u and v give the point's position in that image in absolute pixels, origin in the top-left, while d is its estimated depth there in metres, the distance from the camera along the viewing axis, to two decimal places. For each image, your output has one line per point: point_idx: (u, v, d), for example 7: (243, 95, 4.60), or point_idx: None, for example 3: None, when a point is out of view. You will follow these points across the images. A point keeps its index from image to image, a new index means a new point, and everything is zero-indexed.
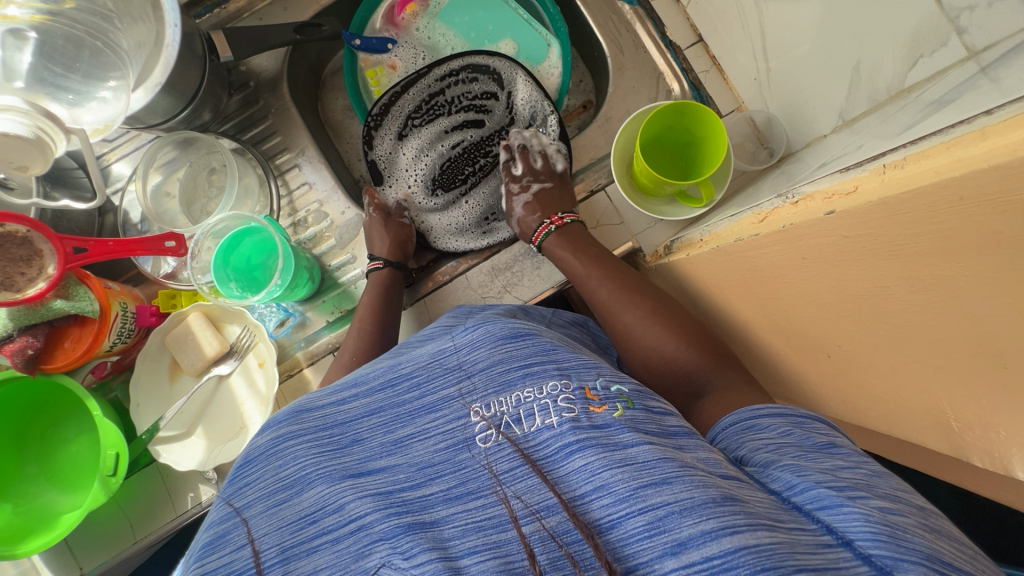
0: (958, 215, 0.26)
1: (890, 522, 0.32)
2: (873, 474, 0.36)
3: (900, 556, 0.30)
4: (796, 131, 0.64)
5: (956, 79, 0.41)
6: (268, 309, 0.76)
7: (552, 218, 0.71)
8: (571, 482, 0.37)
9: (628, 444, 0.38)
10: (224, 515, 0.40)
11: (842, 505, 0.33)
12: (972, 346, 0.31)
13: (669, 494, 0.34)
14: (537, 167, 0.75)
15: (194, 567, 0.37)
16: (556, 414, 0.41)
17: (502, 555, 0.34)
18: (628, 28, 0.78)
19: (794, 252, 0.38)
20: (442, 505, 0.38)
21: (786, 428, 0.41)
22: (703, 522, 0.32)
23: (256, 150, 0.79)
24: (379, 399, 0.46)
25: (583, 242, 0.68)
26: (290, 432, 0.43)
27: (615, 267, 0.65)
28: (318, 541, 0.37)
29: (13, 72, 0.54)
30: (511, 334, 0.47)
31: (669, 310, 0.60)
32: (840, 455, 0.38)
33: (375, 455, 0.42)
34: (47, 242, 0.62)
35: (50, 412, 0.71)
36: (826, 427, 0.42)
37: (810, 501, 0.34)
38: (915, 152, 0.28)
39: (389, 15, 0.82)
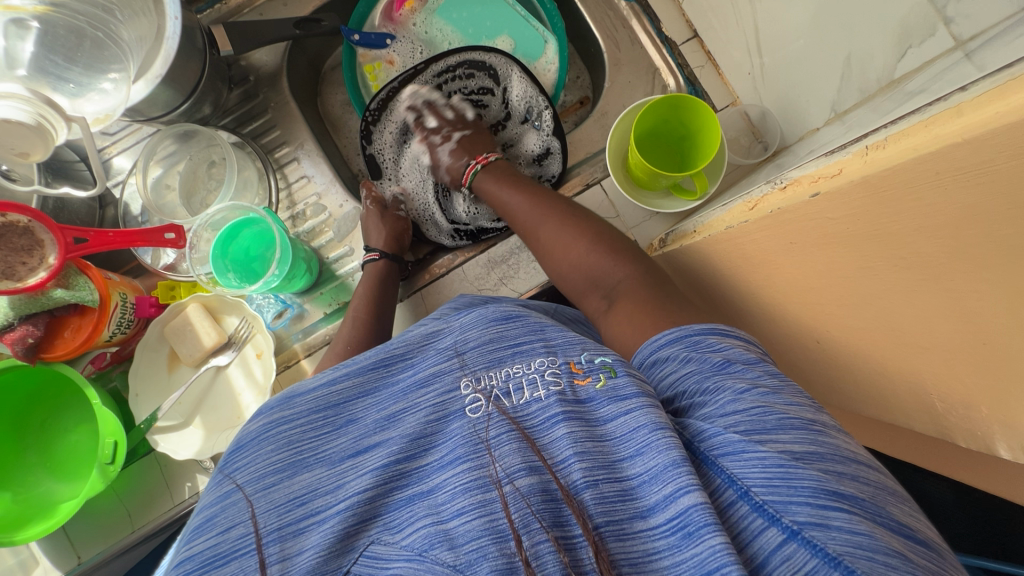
0: (936, 191, 0.26)
1: (782, 461, 0.33)
2: (767, 395, 0.38)
3: (788, 499, 0.32)
4: (789, 124, 0.65)
5: (942, 67, 0.42)
6: (266, 300, 0.77)
7: (478, 158, 0.74)
8: (554, 449, 0.39)
9: (607, 417, 0.41)
10: (218, 497, 0.41)
11: (744, 450, 0.35)
12: (953, 323, 0.31)
13: (641, 464, 0.37)
14: (451, 118, 0.79)
15: (182, 549, 0.38)
16: (544, 387, 0.43)
17: (488, 513, 0.36)
18: (624, 24, 0.79)
19: (782, 237, 0.39)
20: (437, 473, 0.40)
21: (682, 355, 0.43)
22: (665, 487, 0.35)
23: (256, 143, 0.80)
24: (370, 380, 0.47)
25: (507, 175, 0.71)
26: (281, 418, 0.44)
27: (540, 191, 0.67)
28: (305, 523, 0.39)
29: (15, 60, 0.55)
30: (502, 316, 0.49)
31: (578, 221, 0.62)
32: (736, 378, 0.40)
33: (369, 432, 0.44)
34: (48, 233, 0.63)
35: (50, 402, 0.71)
36: (720, 339, 0.44)
37: (716, 447, 0.36)
38: (895, 131, 0.28)
39: (387, 11, 0.83)
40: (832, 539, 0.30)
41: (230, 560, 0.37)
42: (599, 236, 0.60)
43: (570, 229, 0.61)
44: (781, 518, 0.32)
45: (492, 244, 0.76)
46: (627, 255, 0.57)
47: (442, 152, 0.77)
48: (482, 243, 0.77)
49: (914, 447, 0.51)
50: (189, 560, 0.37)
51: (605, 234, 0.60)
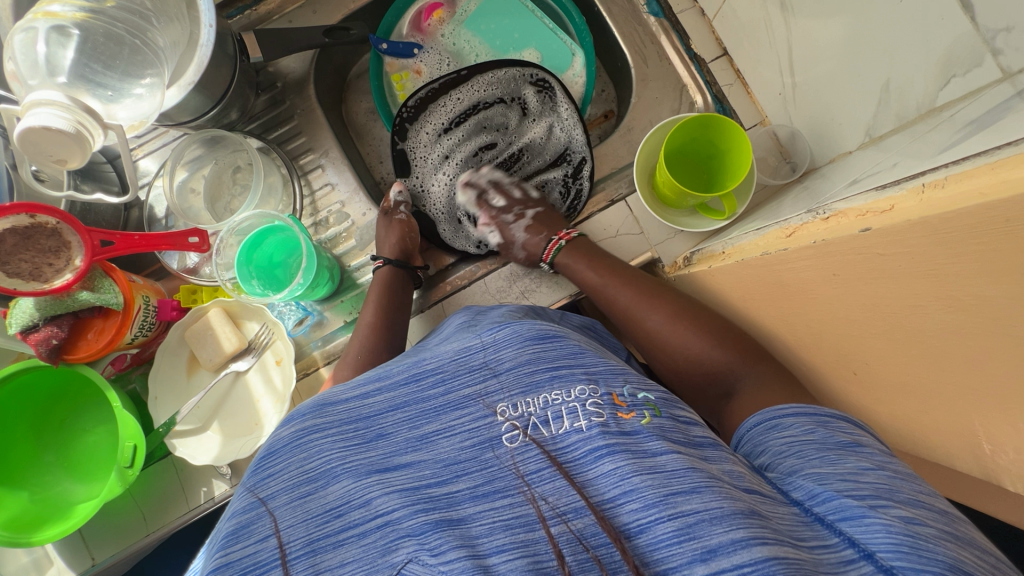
0: (1002, 236, 0.26)
1: (911, 532, 0.34)
2: (896, 476, 0.39)
3: (923, 568, 0.32)
4: (819, 146, 0.64)
5: (992, 100, 0.41)
6: (287, 307, 0.77)
7: (559, 234, 0.71)
8: (599, 486, 0.39)
9: (656, 452, 0.40)
10: (248, 505, 0.40)
11: (865, 515, 0.35)
12: (1010, 368, 0.30)
13: (698, 503, 0.36)
14: (517, 196, 0.77)
15: (217, 555, 0.37)
16: (585, 418, 0.42)
17: (531, 554, 0.36)
18: (653, 39, 0.78)
19: (825, 268, 0.38)
20: (470, 502, 0.39)
21: (809, 428, 0.44)
22: (733, 531, 0.34)
23: (281, 149, 0.80)
24: (403, 395, 0.46)
25: (594, 254, 0.68)
26: (314, 425, 0.43)
27: (632, 274, 0.65)
28: (344, 535, 0.38)
29: (57, 68, 0.54)
30: (538, 336, 0.49)
31: (691, 311, 0.60)
32: (862, 455, 0.40)
33: (400, 450, 0.43)
34: (75, 235, 0.63)
35: (69, 402, 0.72)
36: (851, 426, 0.44)
37: (832, 512, 0.37)
38: (956, 172, 0.28)
39: (416, 21, 0.83)
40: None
41: (264, 572, 0.36)
42: (714, 327, 0.58)
43: (686, 320, 0.59)
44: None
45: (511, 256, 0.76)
46: (754, 353, 0.55)
47: (517, 231, 0.73)
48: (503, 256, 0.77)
49: (953, 481, 0.49)
50: (226, 566, 0.36)
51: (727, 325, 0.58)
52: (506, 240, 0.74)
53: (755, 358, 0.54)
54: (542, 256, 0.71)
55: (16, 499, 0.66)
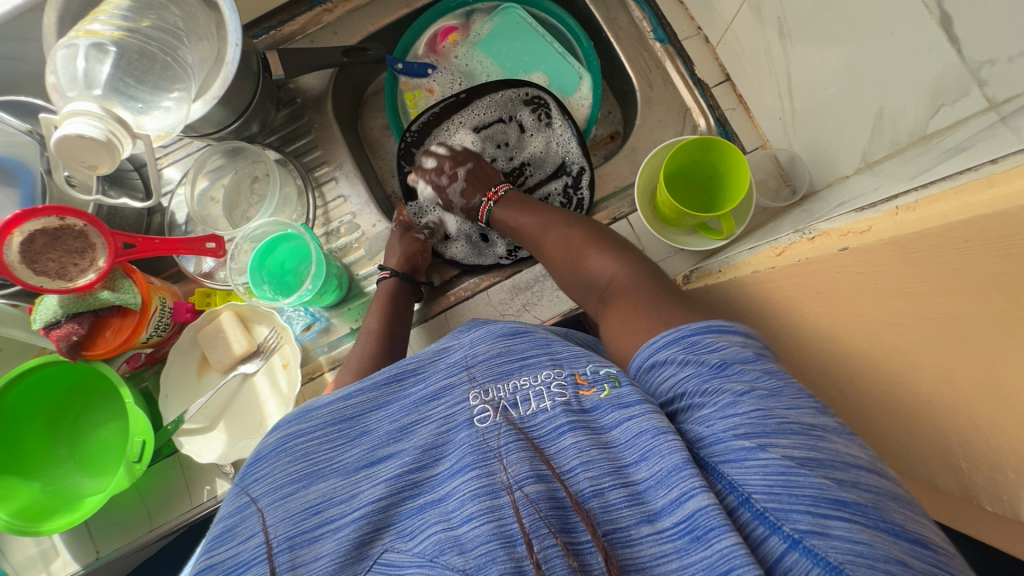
0: (966, 255, 0.27)
1: (786, 470, 0.34)
2: (767, 396, 0.39)
3: (788, 507, 0.33)
4: (818, 169, 0.66)
5: (975, 128, 0.43)
6: (296, 312, 0.79)
7: (489, 194, 0.76)
8: (562, 458, 0.40)
9: (610, 426, 0.42)
10: (237, 507, 0.42)
11: (746, 458, 0.36)
12: (980, 385, 0.31)
13: (646, 471, 0.38)
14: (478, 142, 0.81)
15: (202, 557, 0.39)
16: (550, 399, 0.44)
17: (497, 518, 0.37)
18: (658, 65, 0.81)
19: (809, 285, 0.40)
20: (448, 480, 0.41)
21: (680, 356, 0.44)
22: (670, 492, 0.36)
23: (298, 161, 0.84)
24: (383, 394, 0.49)
25: (521, 203, 0.74)
26: (298, 431, 0.45)
27: (548, 221, 0.69)
28: (320, 531, 0.40)
29: (93, 81, 0.58)
30: (509, 332, 0.51)
31: (578, 233, 0.66)
32: (733, 379, 0.40)
33: (382, 443, 0.45)
34: (100, 237, 0.67)
35: (84, 397, 0.74)
36: (714, 335, 0.44)
37: (717, 454, 0.37)
38: (926, 195, 0.29)
39: (431, 43, 0.87)
40: (833, 548, 0.31)
41: (248, 569, 0.38)
42: (590, 238, 0.65)
43: (571, 238, 0.66)
44: (782, 526, 0.33)
45: (517, 270, 0.78)
46: (617, 252, 0.62)
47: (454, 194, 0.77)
48: (508, 269, 0.79)
49: (941, 506, 0.49)
50: (210, 567, 0.38)
51: (603, 237, 0.65)
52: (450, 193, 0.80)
53: (617, 256, 0.61)
54: (477, 215, 0.77)
55: (27, 489, 0.68)
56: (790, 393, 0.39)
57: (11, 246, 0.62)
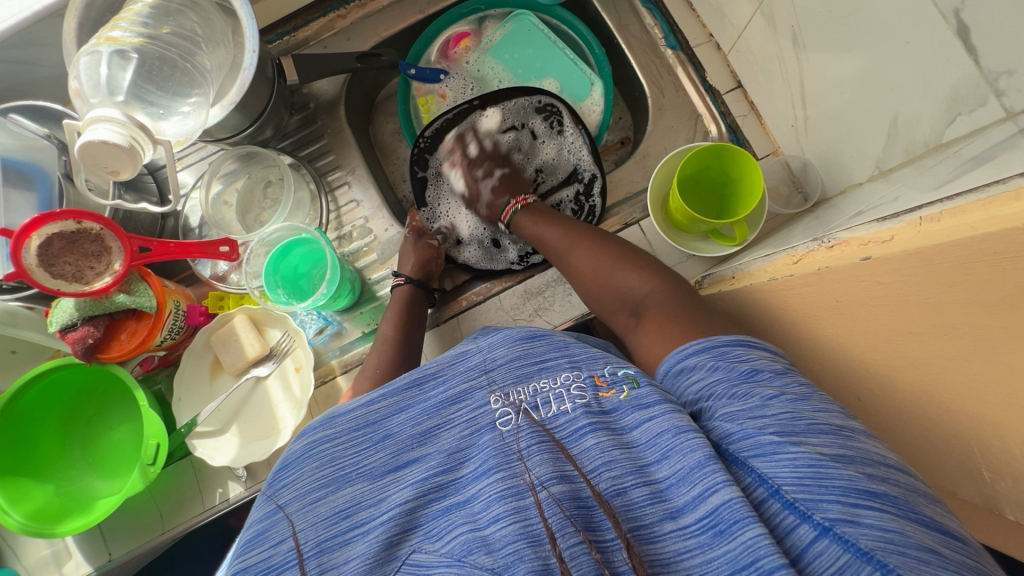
0: (993, 268, 0.27)
1: (816, 463, 0.35)
2: (797, 399, 0.40)
3: (819, 497, 0.34)
4: (830, 176, 0.66)
5: (995, 138, 0.43)
6: (309, 316, 0.80)
7: (517, 198, 0.76)
8: (584, 459, 0.41)
9: (630, 426, 0.43)
10: (267, 512, 0.42)
11: (776, 452, 0.37)
12: (1004, 397, 0.31)
13: (668, 469, 0.39)
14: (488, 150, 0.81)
15: (235, 561, 0.40)
16: (570, 401, 0.45)
17: (522, 518, 0.37)
18: (670, 71, 0.82)
19: (829, 294, 0.40)
20: (473, 483, 0.42)
21: (711, 365, 0.45)
22: (693, 488, 0.37)
23: (311, 166, 0.84)
24: (406, 398, 0.49)
25: (546, 211, 0.75)
26: (324, 437, 0.46)
27: (572, 226, 0.70)
28: (350, 534, 0.41)
29: (115, 87, 0.59)
30: (527, 335, 0.52)
31: (609, 248, 0.65)
32: (763, 383, 0.42)
33: (406, 447, 0.46)
34: (117, 240, 0.67)
35: (98, 400, 0.75)
36: (744, 351, 0.46)
37: (746, 450, 0.38)
38: (951, 207, 0.30)
39: (443, 49, 0.88)
40: (864, 535, 0.32)
41: (282, 573, 0.39)
42: (623, 254, 0.64)
43: (602, 252, 0.65)
44: (813, 515, 0.33)
45: (529, 275, 0.78)
46: (651, 270, 0.62)
47: (483, 188, 0.79)
48: (519, 275, 0.79)
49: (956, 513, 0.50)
50: (243, 571, 0.39)
51: (634, 255, 0.65)
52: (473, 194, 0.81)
53: (652, 273, 0.61)
54: (500, 216, 0.77)
55: (41, 491, 0.68)
56: (818, 397, 0.40)
57: (30, 249, 0.63)
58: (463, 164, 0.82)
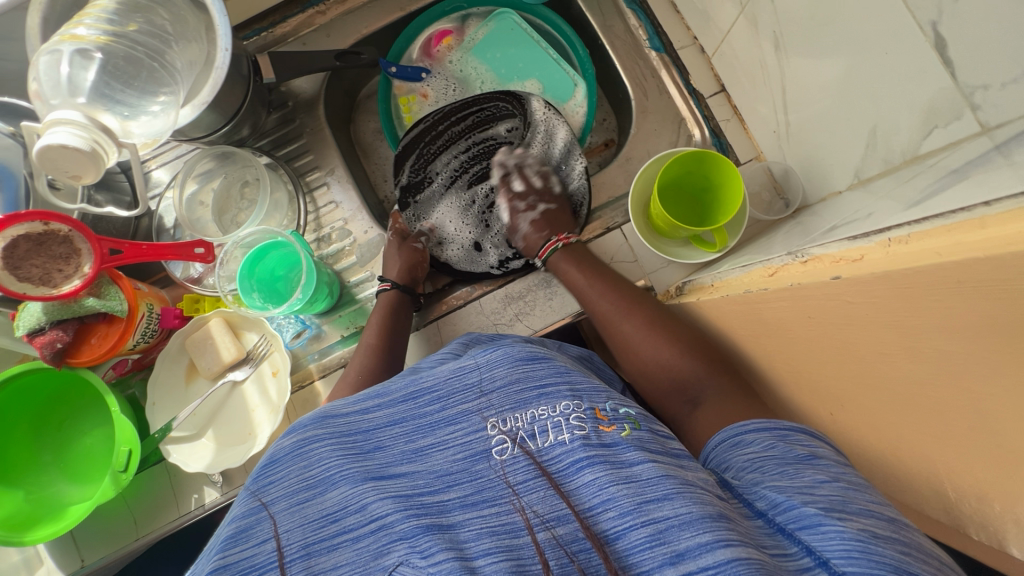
0: (957, 295, 0.27)
1: (865, 538, 0.35)
2: (849, 486, 0.40)
3: (873, 573, 0.33)
4: (812, 184, 0.66)
5: (970, 153, 0.43)
6: (286, 320, 0.78)
7: (558, 236, 0.74)
8: (581, 495, 0.40)
9: (632, 462, 0.42)
10: (248, 511, 0.42)
11: (823, 523, 0.36)
12: (968, 420, 0.31)
13: (669, 509, 0.38)
14: (537, 185, 0.79)
15: (214, 558, 0.39)
16: (569, 431, 0.44)
17: (514, 557, 0.37)
18: (654, 73, 0.81)
19: (802, 310, 0.39)
20: (459, 510, 0.41)
21: (770, 443, 0.46)
22: (700, 535, 0.36)
23: (289, 166, 0.83)
24: (401, 411, 0.49)
25: (588, 260, 0.72)
26: (315, 436, 0.46)
27: (627, 288, 0.67)
28: (337, 540, 0.40)
29: (77, 88, 0.57)
30: (528, 356, 0.51)
31: (663, 321, 0.63)
32: (818, 467, 0.42)
33: (396, 461, 0.45)
34: (86, 243, 0.65)
35: (69, 403, 0.73)
36: (808, 438, 0.46)
37: (792, 521, 0.38)
38: (918, 230, 0.30)
39: (426, 47, 0.86)
40: None
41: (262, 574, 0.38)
42: (681, 333, 0.62)
43: (655, 329, 0.63)
44: None
45: (510, 281, 0.78)
46: (698, 349, 0.59)
47: (523, 221, 0.77)
48: (499, 280, 0.78)
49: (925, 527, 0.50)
50: (223, 568, 0.38)
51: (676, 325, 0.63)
52: (513, 227, 0.79)
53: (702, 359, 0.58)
54: (538, 253, 0.75)
55: (11, 498, 0.67)
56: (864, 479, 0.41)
57: None
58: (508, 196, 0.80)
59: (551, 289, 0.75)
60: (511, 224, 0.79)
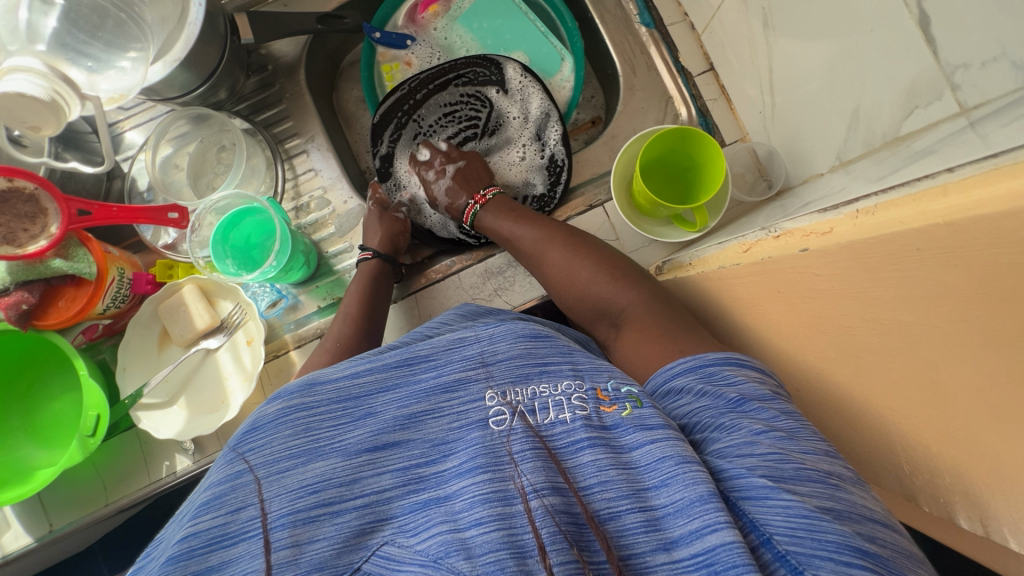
0: (918, 264, 0.27)
1: (809, 514, 0.34)
2: (784, 438, 0.39)
3: (811, 552, 0.33)
4: (794, 166, 0.66)
5: (945, 133, 0.42)
6: (261, 288, 0.78)
7: (476, 197, 0.74)
8: (580, 474, 0.40)
9: (632, 445, 0.41)
10: (227, 475, 0.40)
11: (768, 497, 0.36)
12: (924, 393, 0.31)
13: (665, 496, 0.38)
14: (444, 150, 0.79)
15: (187, 524, 0.37)
16: (570, 410, 0.44)
17: (507, 527, 0.36)
18: (643, 49, 0.80)
19: (772, 284, 0.39)
20: (455, 480, 0.40)
21: (699, 390, 0.45)
22: (691, 522, 0.36)
23: (267, 132, 0.81)
24: (393, 376, 0.47)
25: (507, 207, 0.72)
26: (301, 405, 0.44)
27: (547, 228, 0.67)
28: (319, 512, 0.38)
29: (36, 35, 0.55)
30: (531, 334, 0.51)
31: (582, 251, 0.64)
32: (748, 414, 0.41)
33: (388, 428, 0.43)
34: (53, 202, 0.63)
35: (38, 367, 0.72)
36: (732, 369, 0.46)
37: (737, 490, 0.37)
38: (885, 200, 0.29)
39: (411, 13, 0.84)
40: None
41: (237, 543, 0.37)
42: (600, 262, 0.63)
43: (578, 261, 0.64)
44: (804, 570, 0.32)
45: (490, 253, 0.76)
46: (631, 279, 0.61)
47: (438, 188, 0.76)
48: (480, 251, 0.77)
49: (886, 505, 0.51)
50: (193, 536, 0.37)
51: (603, 254, 0.64)
52: (433, 199, 0.78)
53: (629, 284, 0.60)
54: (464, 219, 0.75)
55: None
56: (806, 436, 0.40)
57: None
58: (417, 168, 0.80)
59: None
60: (431, 197, 0.78)
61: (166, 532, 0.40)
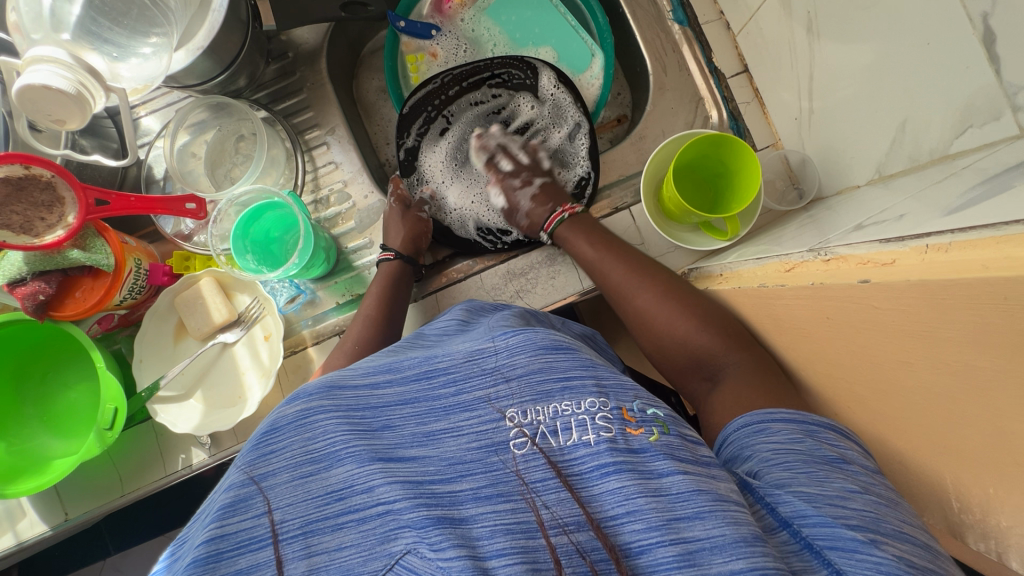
0: (1003, 315, 0.26)
1: (906, 575, 0.35)
2: (879, 499, 0.39)
3: None
4: (828, 176, 0.64)
5: (1006, 157, 0.41)
6: (280, 283, 0.76)
7: (563, 207, 0.71)
8: (604, 502, 0.39)
9: (661, 473, 0.40)
10: (243, 481, 0.39)
11: (858, 550, 0.36)
12: (990, 437, 0.31)
13: (700, 530, 0.37)
14: (522, 162, 0.77)
15: (212, 526, 0.36)
16: (594, 432, 0.43)
17: (530, 560, 0.36)
18: (675, 48, 0.77)
19: (820, 310, 0.39)
20: (472, 503, 0.39)
21: (795, 436, 0.45)
22: (732, 561, 0.35)
23: (287, 122, 0.79)
24: (413, 390, 0.46)
25: (595, 230, 0.69)
26: (320, 406, 0.43)
27: (633, 261, 0.65)
28: (343, 518, 0.38)
29: (61, 24, 0.53)
30: (552, 346, 0.49)
31: (672, 290, 0.61)
32: (846, 470, 0.41)
33: (405, 443, 0.42)
34: (70, 191, 0.61)
35: (52, 356, 0.71)
36: (835, 437, 0.45)
37: (822, 538, 0.37)
38: (960, 239, 0.28)
39: (436, 3, 0.81)
40: None
41: (265, 547, 0.36)
42: (690, 303, 0.59)
43: (667, 301, 0.60)
44: None
45: (513, 255, 0.75)
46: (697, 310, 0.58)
47: (522, 197, 0.74)
48: (504, 254, 0.76)
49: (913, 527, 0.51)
50: (221, 538, 0.36)
51: (697, 298, 0.60)
52: (513, 207, 0.75)
53: (723, 333, 0.56)
54: (543, 226, 0.72)
55: None
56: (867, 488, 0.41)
57: None
58: (497, 177, 0.77)
59: (554, 267, 0.73)
60: (511, 205, 0.76)
61: (191, 529, 0.39)
